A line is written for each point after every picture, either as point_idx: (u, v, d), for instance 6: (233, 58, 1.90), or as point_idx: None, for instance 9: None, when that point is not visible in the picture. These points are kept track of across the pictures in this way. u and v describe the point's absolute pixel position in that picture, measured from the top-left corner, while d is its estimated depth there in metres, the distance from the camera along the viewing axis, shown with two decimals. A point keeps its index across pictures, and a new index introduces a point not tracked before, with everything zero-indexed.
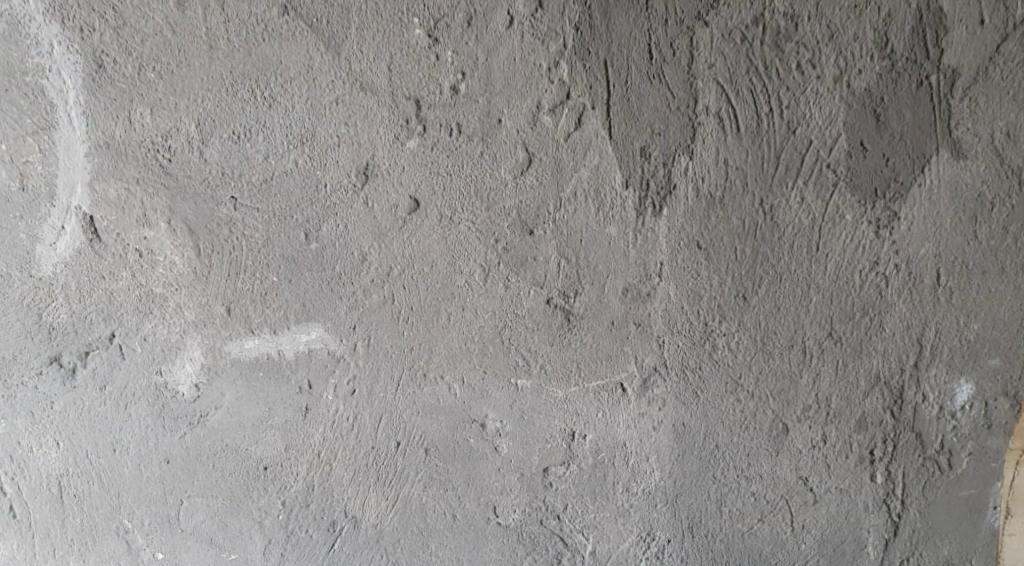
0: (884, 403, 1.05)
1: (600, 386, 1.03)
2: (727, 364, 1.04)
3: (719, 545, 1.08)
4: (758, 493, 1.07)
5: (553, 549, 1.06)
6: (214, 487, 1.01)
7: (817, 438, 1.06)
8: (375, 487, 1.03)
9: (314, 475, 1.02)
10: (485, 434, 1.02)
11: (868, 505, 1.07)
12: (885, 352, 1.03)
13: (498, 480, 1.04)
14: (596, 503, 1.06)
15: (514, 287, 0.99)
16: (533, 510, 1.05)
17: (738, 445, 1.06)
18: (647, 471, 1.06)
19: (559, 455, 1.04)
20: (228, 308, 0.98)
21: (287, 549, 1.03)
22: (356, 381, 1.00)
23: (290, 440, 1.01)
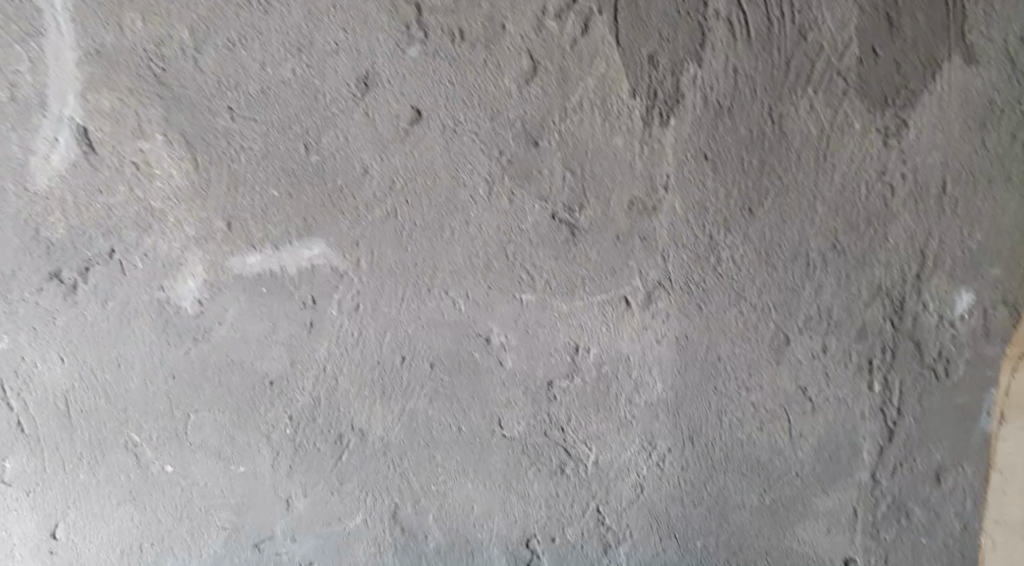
0: (885, 314, 1.05)
1: (604, 301, 1.03)
2: (731, 277, 1.04)
3: (718, 452, 1.11)
4: (758, 402, 1.09)
5: (557, 459, 1.09)
6: (221, 401, 1.02)
7: (818, 348, 1.07)
8: (382, 400, 1.04)
9: (321, 389, 1.03)
10: (490, 349, 1.03)
11: (864, 412, 1.10)
12: (887, 263, 1.03)
13: (503, 393, 1.05)
14: (599, 414, 1.08)
15: (519, 201, 0.98)
16: (538, 422, 1.07)
17: (740, 357, 1.07)
18: (650, 382, 1.07)
19: (563, 368, 1.05)
20: (228, 223, 0.97)
21: (295, 462, 1.05)
22: (360, 297, 1.00)
23: (295, 354, 1.01)
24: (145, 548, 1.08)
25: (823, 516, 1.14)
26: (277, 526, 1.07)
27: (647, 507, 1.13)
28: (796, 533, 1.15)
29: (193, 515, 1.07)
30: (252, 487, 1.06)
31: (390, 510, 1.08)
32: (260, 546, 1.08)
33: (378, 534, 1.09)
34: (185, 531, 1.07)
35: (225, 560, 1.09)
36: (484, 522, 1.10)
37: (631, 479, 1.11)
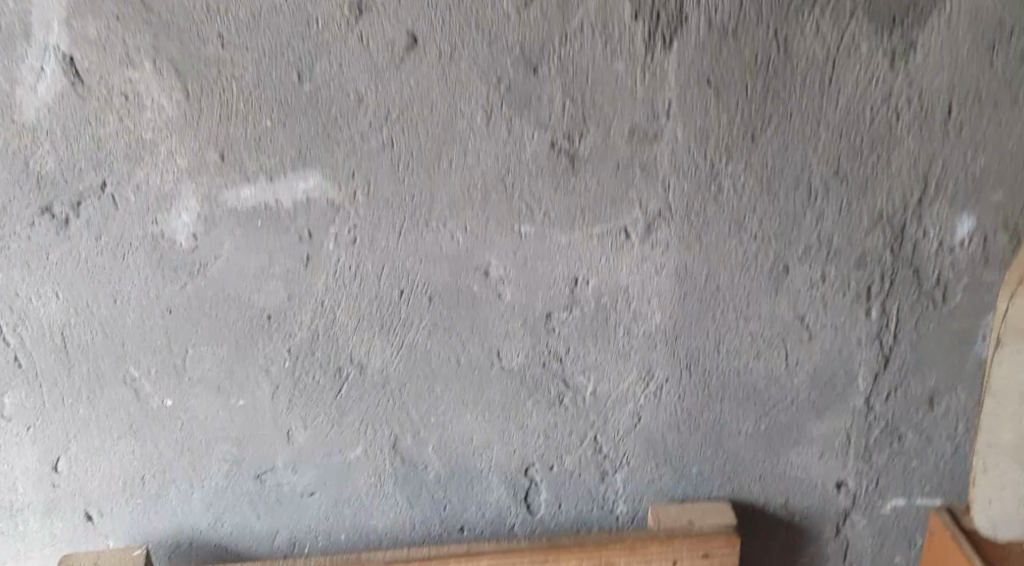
0: (885, 241, 1.07)
1: (604, 232, 1.02)
2: (732, 206, 1.03)
3: (715, 382, 1.13)
4: (756, 331, 1.11)
5: (555, 390, 1.10)
6: (219, 335, 1.00)
7: (817, 277, 1.08)
8: (381, 334, 1.02)
9: (319, 323, 1.00)
10: (488, 282, 1.02)
11: (861, 339, 1.13)
12: (890, 190, 1.04)
13: (501, 326, 1.05)
14: (598, 345, 1.08)
15: (517, 129, 0.95)
16: (537, 353, 1.07)
17: (739, 286, 1.08)
18: (648, 313, 1.07)
19: (562, 300, 1.05)
20: (222, 155, 0.92)
21: (295, 395, 1.04)
22: (357, 230, 0.97)
23: (292, 289, 0.98)
24: (146, 482, 1.07)
25: (818, 441, 1.19)
26: (279, 458, 1.07)
27: (644, 435, 1.15)
28: (790, 458, 1.20)
29: (194, 448, 1.06)
30: (253, 420, 1.05)
31: (390, 441, 1.09)
32: (262, 477, 1.08)
33: (379, 465, 1.10)
34: (186, 464, 1.06)
35: (228, 492, 1.08)
36: (483, 453, 1.12)
37: (628, 408, 1.13)
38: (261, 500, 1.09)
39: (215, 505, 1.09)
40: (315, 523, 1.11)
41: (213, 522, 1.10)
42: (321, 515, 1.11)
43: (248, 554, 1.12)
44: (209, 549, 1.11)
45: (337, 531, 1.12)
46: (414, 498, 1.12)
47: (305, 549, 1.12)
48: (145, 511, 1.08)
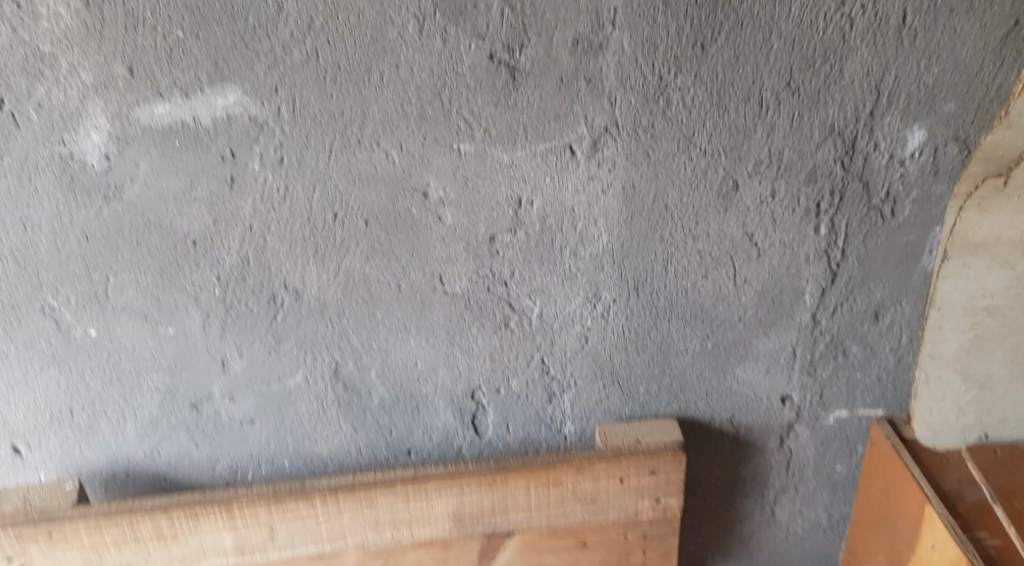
0: (836, 155, 1.05)
1: (548, 150, 0.98)
2: (680, 121, 0.99)
3: (663, 302, 1.12)
4: (704, 250, 1.09)
5: (501, 314, 1.08)
6: (141, 263, 0.95)
7: (767, 194, 1.06)
8: (315, 260, 0.98)
9: (248, 250, 0.96)
10: (427, 204, 0.98)
11: (809, 256, 1.12)
12: (841, 101, 1.01)
13: (442, 250, 1.01)
14: (544, 267, 1.06)
15: (453, 39, 0.89)
16: (480, 277, 1.04)
17: (688, 205, 1.05)
18: (595, 234, 1.05)
19: (505, 223, 1.01)
20: (130, 69, 0.84)
21: (229, 323, 1.00)
22: (284, 149, 0.91)
23: (218, 214, 0.93)
24: (75, 415, 1.03)
25: (764, 358, 1.20)
26: (216, 386, 1.05)
27: (592, 356, 1.14)
28: (736, 375, 1.21)
29: (123, 379, 1.02)
30: (183, 349, 1.01)
31: (331, 367, 1.06)
32: (198, 406, 1.05)
33: (321, 392, 1.08)
34: (117, 395, 1.03)
35: (163, 422, 1.06)
36: (428, 377, 1.10)
37: (576, 330, 1.12)
38: (199, 429, 1.07)
39: (151, 436, 1.06)
40: (254, 449, 1.10)
41: (149, 453, 1.08)
42: (261, 441, 1.10)
43: (190, 484, 1.11)
44: (148, 480, 1.09)
45: (281, 457, 1.12)
46: (359, 423, 1.12)
47: (249, 475, 1.12)
48: (78, 443, 1.06)
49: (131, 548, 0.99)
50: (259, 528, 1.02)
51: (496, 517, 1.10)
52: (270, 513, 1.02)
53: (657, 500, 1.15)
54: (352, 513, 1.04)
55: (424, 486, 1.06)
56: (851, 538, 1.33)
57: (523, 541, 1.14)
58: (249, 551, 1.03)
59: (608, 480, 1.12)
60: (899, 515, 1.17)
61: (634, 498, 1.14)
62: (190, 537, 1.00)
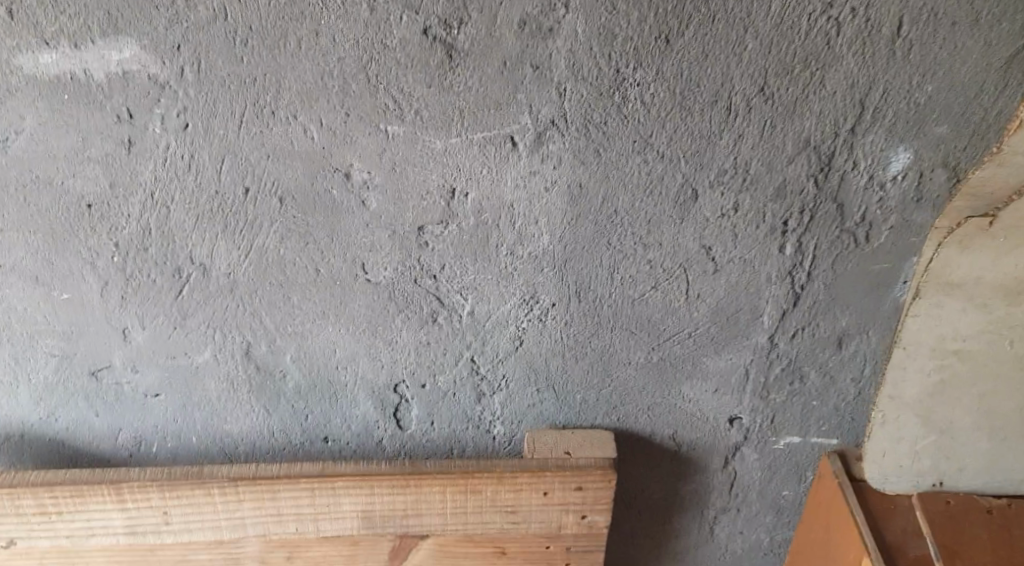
0: (809, 172, 0.95)
1: (486, 140, 0.89)
2: (637, 121, 0.90)
3: (607, 310, 1.04)
4: (655, 260, 1.00)
5: (428, 308, 1.00)
6: (30, 222, 0.88)
7: (728, 206, 0.97)
8: (225, 235, 0.91)
9: (150, 218, 0.89)
10: (350, 186, 0.89)
11: (771, 276, 1.03)
12: (820, 113, 0.90)
13: (366, 237, 0.93)
14: (477, 264, 0.97)
15: (381, 9, 0.79)
16: (407, 268, 0.96)
17: (640, 211, 0.96)
18: (536, 234, 0.96)
19: (436, 214, 0.93)
20: (9, 11, 0.76)
21: (129, 293, 0.94)
22: (188, 114, 0.83)
23: (114, 177, 0.86)
24: None
25: (713, 377, 1.12)
26: (116, 356, 0.98)
27: (526, 359, 1.07)
28: (682, 391, 1.13)
29: (14, 340, 0.96)
30: (79, 316, 0.95)
31: (242, 348, 1.00)
32: (97, 375, 0.99)
33: (231, 372, 1.01)
34: (7, 357, 0.97)
35: (58, 387, 1.00)
36: (347, 366, 1.03)
37: (509, 332, 1.04)
38: (98, 399, 1.01)
39: (45, 401, 1.01)
40: (158, 424, 1.04)
41: (44, 418, 1.02)
42: (166, 416, 1.04)
43: (89, 452, 1.06)
44: (44, 444, 1.04)
45: (188, 435, 1.06)
46: (272, 406, 1.05)
47: (154, 448, 1.06)
48: None
49: (13, 520, 0.94)
50: (151, 513, 0.96)
51: (408, 519, 1.04)
52: (163, 499, 0.95)
53: (581, 517, 1.07)
54: (252, 504, 0.98)
55: (331, 484, 0.99)
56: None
57: (436, 544, 1.07)
58: (140, 532, 0.97)
59: (531, 493, 1.05)
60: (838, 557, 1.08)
61: (557, 512, 1.07)
62: (75, 515, 0.94)
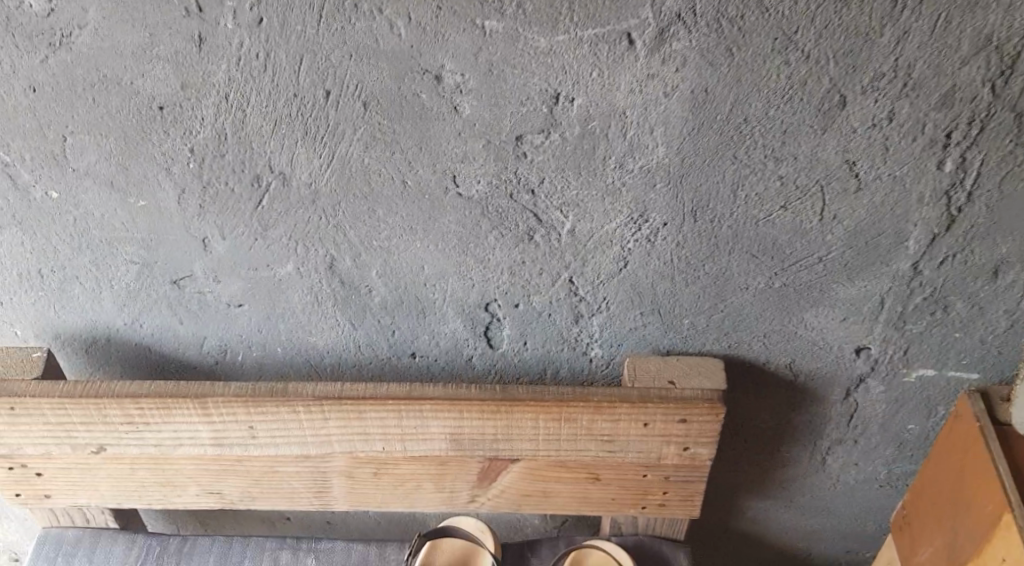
0: (986, 76, 0.77)
1: (598, 37, 0.76)
2: (781, 14, 0.74)
3: (726, 231, 0.91)
4: (787, 176, 0.86)
5: (524, 225, 0.91)
6: (101, 125, 0.82)
7: (882, 116, 0.81)
8: (306, 142, 0.83)
9: (225, 123, 0.82)
10: (441, 90, 0.79)
11: (922, 197, 0.87)
12: (1011, 5, 0.72)
13: (458, 147, 0.84)
14: (580, 179, 0.86)
15: None
16: (503, 182, 0.87)
17: (775, 121, 0.82)
18: (649, 145, 0.84)
19: (537, 123, 0.82)
20: None
21: (207, 201, 0.88)
22: (262, 8, 0.73)
23: (186, 78, 0.78)
24: (45, 276, 0.96)
25: (841, 305, 0.98)
26: (197, 265, 0.94)
27: (629, 282, 0.96)
28: (804, 319, 0.99)
29: (94, 247, 0.93)
30: (157, 224, 0.90)
31: (326, 262, 0.94)
32: (180, 283, 0.96)
33: (315, 285, 0.96)
34: (88, 263, 0.95)
35: (141, 294, 0.97)
36: (436, 283, 0.96)
37: (613, 252, 0.93)
38: (182, 306, 0.99)
39: (129, 306, 0.99)
40: (243, 332, 1.01)
41: (129, 323, 1.00)
42: (251, 325, 1.00)
43: (175, 358, 1.04)
44: (131, 348, 1.03)
45: (273, 345, 1.03)
46: (358, 320, 1.00)
47: (240, 356, 1.04)
48: (51, 305, 0.99)
49: (100, 428, 0.94)
50: (237, 426, 0.95)
51: (499, 443, 0.99)
52: (248, 414, 0.94)
53: (683, 449, 1.00)
54: (339, 422, 0.95)
55: (419, 407, 0.95)
56: (906, 504, 1.09)
57: (527, 467, 1.02)
58: (227, 444, 0.96)
59: (630, 423, 0.97)
60: (970, 517, 0.93)
61: (657, 443, 0.99)
62: (163, 425, 0.94)
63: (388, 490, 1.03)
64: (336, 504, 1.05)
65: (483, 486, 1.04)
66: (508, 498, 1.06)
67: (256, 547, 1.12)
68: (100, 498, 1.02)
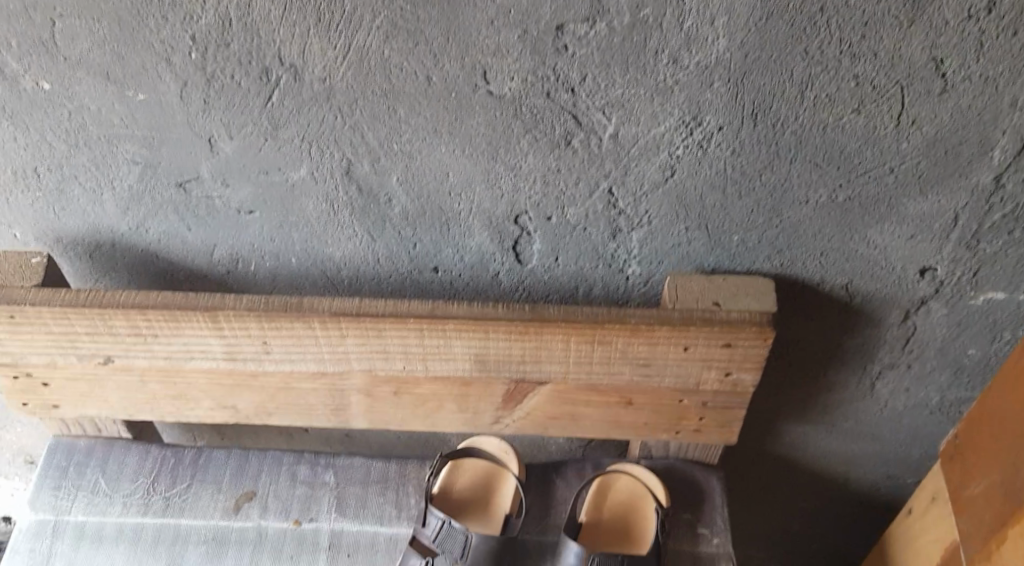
0: None
1: None
2: None
3: (788, 138, 0.81)
4: (863, 76, 0.76)
5: (562, 129, 0.81)
6: (92, 6, 0.73)
7: (980, 7, 0.70)
8: (318, 30, 0.73)
9: (229, 6, 0.72)
10: None
11: (1016, 101, 0.76)
12: None
13: (490, 37, 0.73)
14: (628, 76, 0.76)
15: None
16: (539, 79, 0.77)
17: (855, 11, 0.71)
18: (708, 38, 0.73)
19: (581, 10, 0.71)
20: None
21: (212, 96, 0.79)
22: None
23: None
24: (41, 175, 0.88)
25: (910, 222, 0.88)
26: (204, 167, 0.86)
27: (675, 194, 0.87)
28: (866, 237, 0.90)
29: (92, 144, 0.85)
30: (159, 121, 0.82)
31: (342, 167, 0.85)
32: (186, 186, 0.88)
33: (331, 191, 0.88)
34: (87, 162, 0.87)
35: (145, 198, 0.90)
36: (462, 192, 0.88)
37: (660, 161, 0.84)
38: (189, 211, 0.91)
39: (133, 210, 0.92)
40: (255, 241, 0.94)
41: (134, 228, 0.94)
42: (263, 234, 0.93)
43: (183, 266, 0.98)
44: (137, 255, 0.97)
45: (287, 255, 0.96)
46: (377, 232, 0.93)
47: (252, 266, 0.97)
48: (49, 206, 0.92)
49: (106, 339, 0.89)
50: (250, 341, 0.89)
51: (527, 365, 0.93)
52: (262, 328, 0.88)
53: (726, 374, 0.93)
54: (357, 341, 0.90)
55: (443, 326, 0.89)
56: (962, 433, 0.99)
57: (556, 390, 0.96)
58: (240, 359, 0.91)
59: (669, 346, 0.91)
60: None
61: (697, 368, 0.93)
62: (172, 338, 0.89)
63: (409, 409, 0.99)
64: (355, 423, 1.00)
65: (509, 408, 0.99)
66: (535, 420, 1.01)
67: (272, 461, 1.10)
68: (110, 409, 0.98)
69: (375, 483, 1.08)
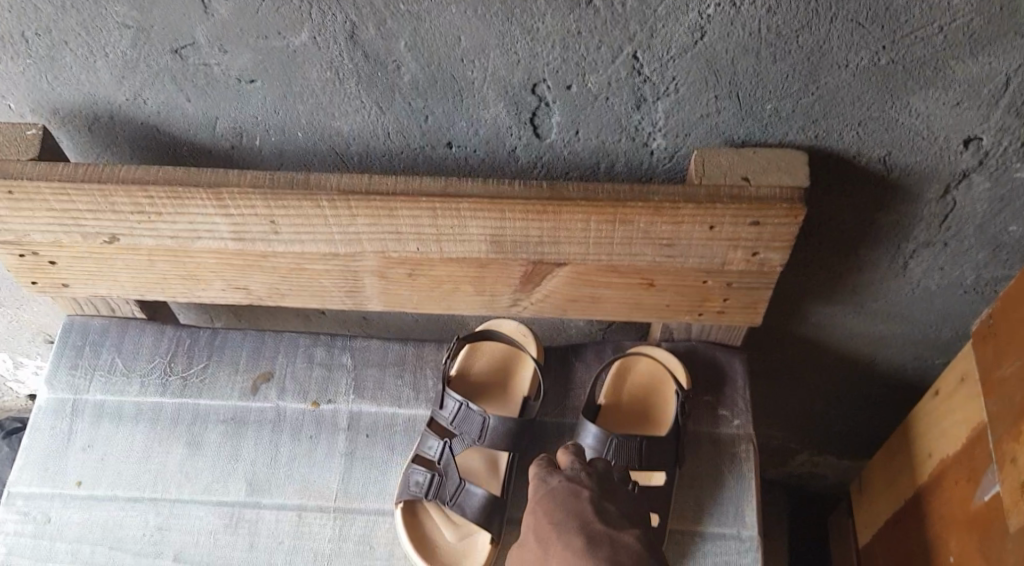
0: None
1: None
2: None
3: None
4: None
5: None
6: None
7: None
8: None
9: None
10: None
11: None
12: None
13: None
14: None
15: None
16: None
17: None
18: None
19: None
20: None
21: None
22: None
23: None
24: (30, 40, 0.83)
25: (957, 87, 0.81)
26: (200, 31, 0.80)
27: (704, 57, 0.80)
28: (909, 104, 0.83)
29: (80, 7, 0.79)
30: None
31: (346, 31, 0.79)
32: (182, 53, 0.83)
33: (335, 59, 0.82)
34: (77, 27, 0.81)
35: (141, 66, 0.85)
36: (475, 58, 0.82)
37: (688, 21, 0.77)
38: (187, 80, 0.86)
39: (130, 80, 0.87)
40: (259, 114, 0.90)
41: (132, 98, 0.89)
42: (267, 106, 0.89)
43: (186, 141, 0.94)
44: (137, 127, 0.93)
45: (293, 129, 0.92)
46: (386, 103, 0.88)
47: (257, 141, 0.93)
48: (43, 75, 0.87)
49: (110, 217, 0.87)
50: (257, 220, 0.86)
51: (545, 245, 0.89)
52: (269, 208, 0.85)
53: (752, 254, 0.90)
54: (368, 222, 0.86)
55: (456, 204, 0.85)
56: (996, 313, 0.95)
57: (575, 272, 0.93)
58: (248, 239, 0.88)
59: (694, 225, 0.87)
60: None
61: (723, 248, 0.89)
62: (177, 217, 0.86)
63: (424, 291, 0.97)
64: (370, 304, 0.99)
65: (527, 290, 0.97)
66: (553, 302, 0.98)
67: (288, 343, 1.10)
68: (120, 288, 0.97)
69: (392, 365, 1.08)
